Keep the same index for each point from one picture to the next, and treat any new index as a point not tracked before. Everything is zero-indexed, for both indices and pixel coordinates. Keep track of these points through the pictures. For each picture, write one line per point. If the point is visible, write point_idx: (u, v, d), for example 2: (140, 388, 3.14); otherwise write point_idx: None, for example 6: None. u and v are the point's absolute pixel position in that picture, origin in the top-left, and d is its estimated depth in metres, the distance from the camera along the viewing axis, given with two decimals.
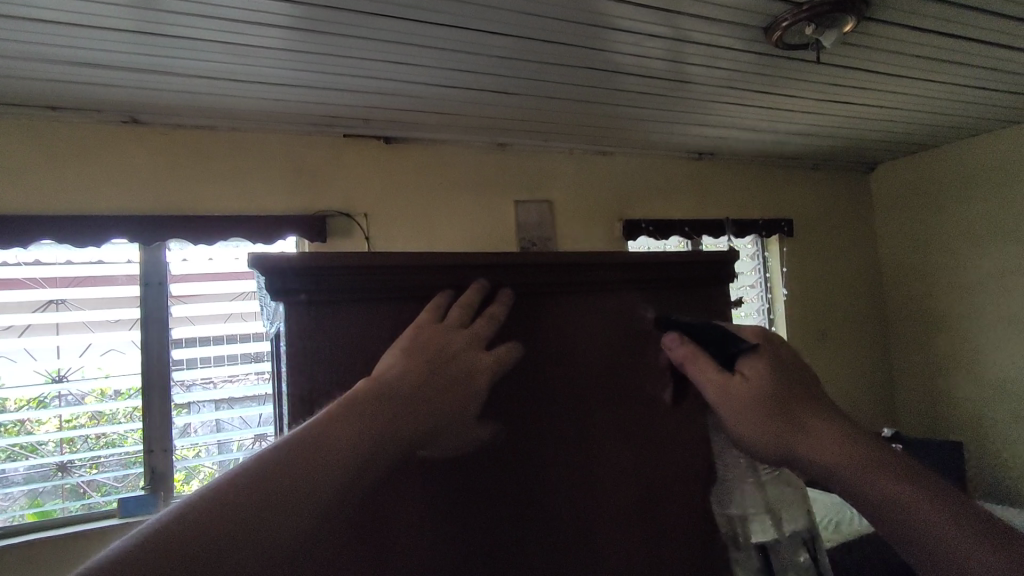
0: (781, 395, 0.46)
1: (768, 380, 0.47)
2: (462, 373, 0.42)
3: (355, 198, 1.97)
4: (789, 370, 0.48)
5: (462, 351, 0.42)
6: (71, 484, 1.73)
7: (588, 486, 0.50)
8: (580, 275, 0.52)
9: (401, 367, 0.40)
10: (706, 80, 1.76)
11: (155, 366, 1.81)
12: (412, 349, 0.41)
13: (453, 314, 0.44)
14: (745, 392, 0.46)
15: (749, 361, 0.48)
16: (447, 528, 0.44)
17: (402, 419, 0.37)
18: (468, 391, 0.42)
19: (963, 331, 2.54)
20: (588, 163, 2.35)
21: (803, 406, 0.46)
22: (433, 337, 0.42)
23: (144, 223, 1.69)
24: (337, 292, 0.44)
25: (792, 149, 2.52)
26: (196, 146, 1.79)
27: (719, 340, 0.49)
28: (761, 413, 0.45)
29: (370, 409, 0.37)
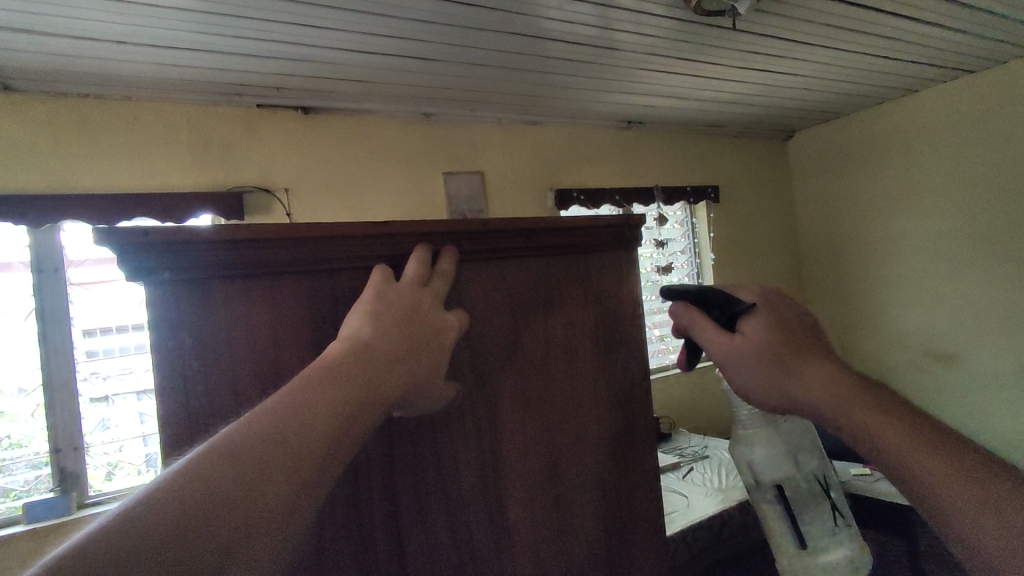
0: (779, 349, 0.51)
1: (765, 334, 0.52)
2: (434, 333, 0.40)
3: (273, 172, 1.86)
4: (786, 327, 0.53)
5: (429, 311, 0.41)
6: None
7: (550, 445, 0.50)
8: (524, 241, 0.49)
9: (372, 329, 0.38)
10: (631, 47, 1.77)
11: (57, 359, 1.65)
12: (379, 310, 0.39)
13: (409, 272, 0.42)
14: (747, 346, 0.51)
15: (747, 320, 0.53)
16: (414, 494, 0.43)
17: (383, 384, 0.36)
18: (438, 354, 0.41)
19: (872, 287, 2.77)
20: (520, 133, 2.34)
21: (802, 359, 0.51)
22: (401, 297, 0.40)
23: (31, 203, 1.53)
24: (238, 269, 0.38)
25: (714, 116, 2.60)
26: (87, 117, 1.62)
27: (720, 304, 0.54)
28: (755, 362, 0.51)
29: (352, 374, 0.35)
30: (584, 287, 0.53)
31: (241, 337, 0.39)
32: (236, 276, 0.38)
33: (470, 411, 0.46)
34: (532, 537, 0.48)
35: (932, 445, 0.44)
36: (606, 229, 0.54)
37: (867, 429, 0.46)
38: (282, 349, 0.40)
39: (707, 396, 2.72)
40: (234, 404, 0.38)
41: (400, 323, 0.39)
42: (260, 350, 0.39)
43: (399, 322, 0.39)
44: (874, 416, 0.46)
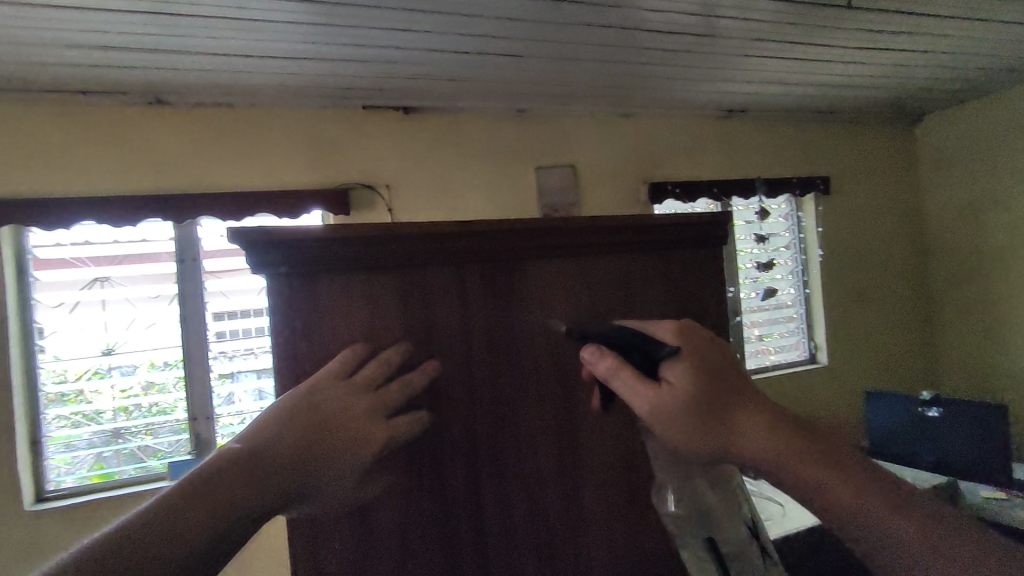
0: (711, 398, 0.46)
1: (693, 384, 0.46)
2: (347, 448, 0.41)
3: (377, 170, 1.99)
4: (712, 373, 0.47)
5: (354, 425, 0.41)
6: (128, 450, 1.82)
7: (624, 439, 0.51)
8: (601, 238, 0.50)
9: (275, 438, 0.40)
10: (733, 33, 1.69)
11: (194, 339, 1.88)
12: (296, 416, 0.40)
13: (366, 372, 0.43)
14: (676, 399, 0.45)
15: (671, 367, 0.46)
16: (486, 474, 0.47)
17: (266, 495, 0.39)
18: (348, 466, 0.41)
19: (1013, 288, 2.46)
20: (613, 125, 2.32)
21: (741, 411, 0.46)
22: (327, 402, 0.41)
23: (176, 202, 1.75)
24: (339, 264, 0.43)
25: (825, 102, 2.42)
26: (219, 124, 1.82)
27: (638, 346, 0.47)
28: (688, 419, 0.46)
29: (232, 482, 0.38)
30: (664, 286, 0.53)
31: (340, 324, 0.43)
32: (338, 270, 0.43)
33: (541, 402, 0.49)
34: (604, 532, 0.50)
35: (890, 511, 0.41)
36: (689, 226, 0.53)
37: (808, 483, 0.43)
38: (381, 337, 0.45)
39: (811, 401, 2.55)
40: None
41: (313, 443, 0.40)
42: (358, 337, 0.44)
43: (317, 435, 0.40)
44: (825, 476, 0.43)
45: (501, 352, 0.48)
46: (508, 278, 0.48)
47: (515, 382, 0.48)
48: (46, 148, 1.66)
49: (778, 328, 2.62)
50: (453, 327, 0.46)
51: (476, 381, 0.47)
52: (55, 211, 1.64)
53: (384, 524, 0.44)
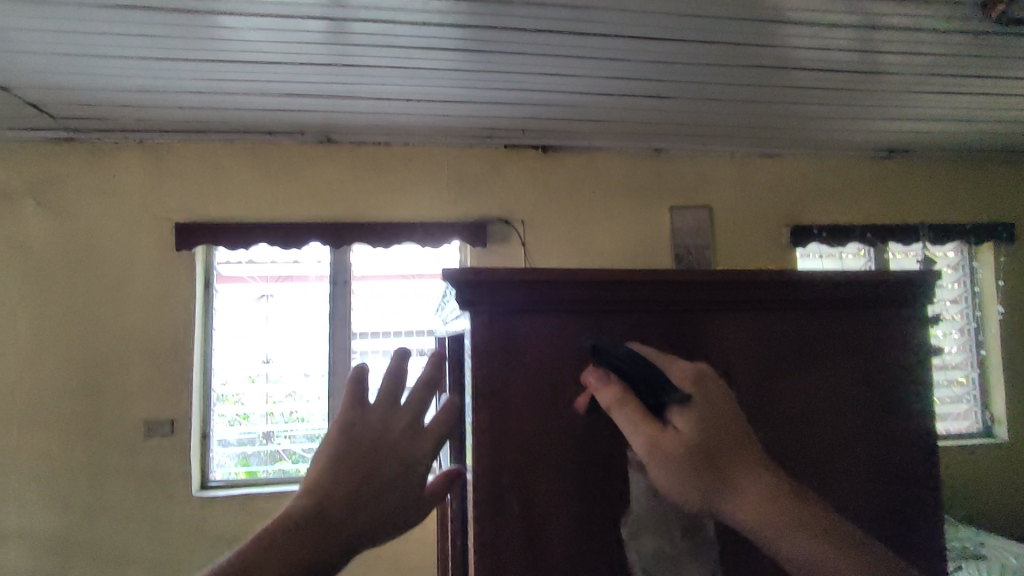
0: (713, 450, 0.40)
1: (701, 431, 0.41)
2: (397, 462, 0.47)
3: (513, 206, 2.06)
4: (718, 417, 0.41)
5: (397, 441, 0.48)
6: (271, 451, 2.01)
7: None
8: (787, 292, 0.48)
9: (331, 476, 0.45)
10: (900, 69, 1.57)
11: (339, 356, 2.02)
12: (343, 452, 0.47)
13: (380, 401, 0.50)
14: (672, 447, 0.40)
15: (679, 408, 0.41)
16: None
17: (348, 523, 0.44)
18: (403, 477, 0.47)
19: None
20: (754, 166, 2.22)
21: (737, 463, 0.41)
22: (363, 431, 0.48)
23: (335, 229, 1.93)
24: (534, 303, 0.44)
25: (1010, 140, 2.15)
26: (377, 161, 2.00)
27: (648, 381, 0.41)
28: (692, 470, 0.40)
29: (315, 522, 0.43)
30: (852, 347, 0.50)
31: (528, 361, 0.45)
32: (532, 309, 0.45)
33: None
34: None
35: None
36: (885, 284, 0.50)
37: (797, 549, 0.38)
38: (570, 383, 0.45)
39: (983, 482, 2.20)
40: (525, 430, 0.44)
41: (369, 459, 0.47)
42: (545, 376, 0.45)
43: (372, 455, 0.47)
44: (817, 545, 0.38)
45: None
46: (694, 331, 0.47)
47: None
48: (237, 180, 1.92)
49: (941, 393, 2.31)
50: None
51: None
52: (237, 234, 1.88)
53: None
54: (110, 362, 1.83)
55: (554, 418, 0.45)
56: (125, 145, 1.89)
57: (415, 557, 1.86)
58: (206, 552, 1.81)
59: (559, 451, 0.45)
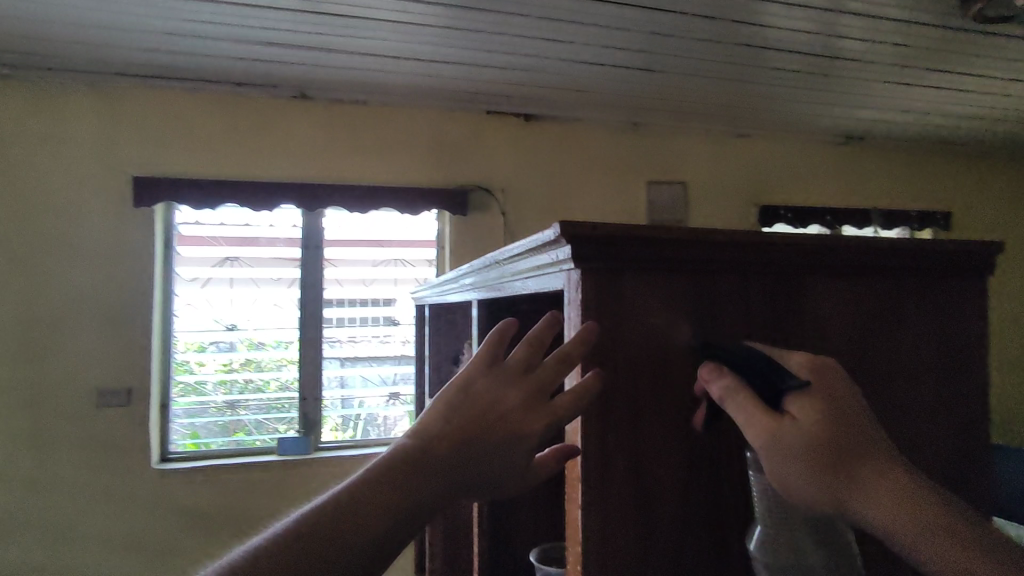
0: (843, 447, 0.36)
1: (827, 427, 0.37)
2: (505, 435, 0.39)
3: (493, 173, 2.03)
4: (846, 411, 0.37)
5: (512, 409, 0.40)
6: (223, 421, 1.91)
7: None
8: (871, 259, 0.49)
9: (438, 428, 0.39)
10: (872, 57, 1.64)
11: (311, 323, 1.97)
12: (454, 408, 0.40)
13: (517, 357, 0.42)
14: (793, 443, 0.36)
15: (797, 401, 0.38)
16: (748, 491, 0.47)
17: (440, 485, 0.38)
18: (509, 452, 0.39)
19: None
20: (727, 145, 2.28)
21: (873, 464, 0.36)
22: (482, 389, 0.41)
23: (308, 190, 1.84)
24: (641, 263, 0.43)
25: (957, 132, 2.30)
26: (354, 121, 1.90)
27: (763, 371, 0.38)
28: (819, 469, 0.36)
29: (408, 474, 0.37)
30: (929, 314, 0.52)
31: (633, 323, 0.44)
32: (639, 268, 0.44)
33: None
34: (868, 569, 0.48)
35: None
36: (970, 251, 0.51)
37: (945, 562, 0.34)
38: (674, 345, 0.45)
39: None
40: (630, 392, 0.44)
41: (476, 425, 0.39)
42: (648, 337, 0.44)
43: (484, 420, 0.39)
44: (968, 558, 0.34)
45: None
46: (787, 294, 0.48)
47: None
48: (200, 133, 1.79)
49: None
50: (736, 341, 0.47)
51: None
52: (201, 192, 1.76)
53: (668, 537, 0.44)
54: (57, 324, 1.68)
55: (658, 378, 0.45)
56: (72, 88, 1.71)
57: None
58: (170, 524, 1.73)
59: (663, 413, 0.45)
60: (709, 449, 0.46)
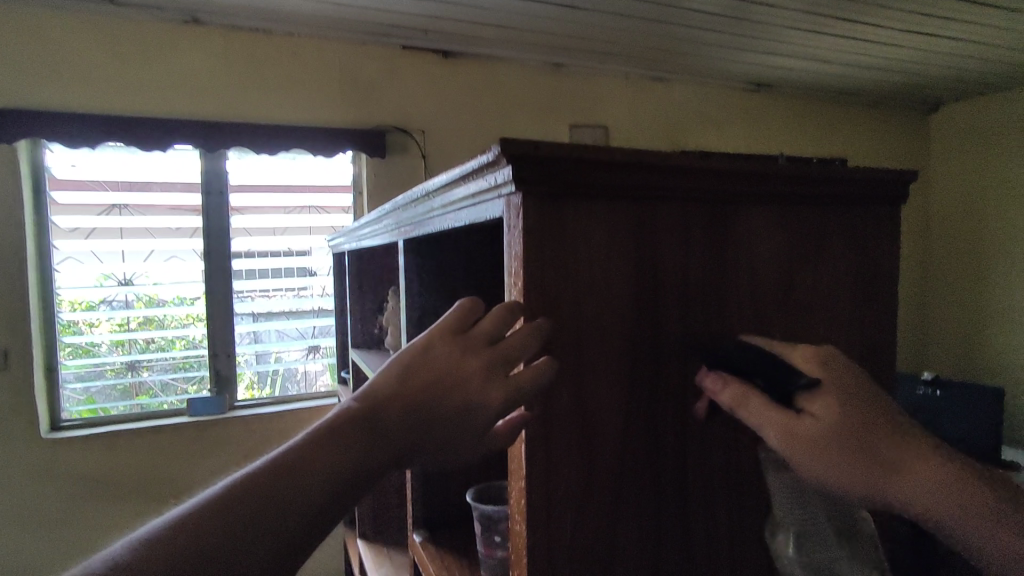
0: (860, 431, 0.41)
1: (844, 416, 0.41)
2: (458, 406, 0.36)
3: (412, 113, 1.92)
4: (858, 399, 0.41)
5: (469, 376, 0.37)
6: (123, 384, 1.76)
7: None
8: (801, 186, 0.50)
9: (391, 391, 0.37)
10: (786, 3, 1.67)
11: (218, 276, 1.82)
12: (411, 372, 0.37)
13: (485, 325, 0.39)
14: (815, 436, 0.41)
15: (811, 397, 0.42)
16: (684, 416, 0.48)
17: (385, 449, 0.36)
18: (464, 422, 0.37)
19: (1003, 281, 2.56)
20: (646, 90, 2.29)
21: (887, 440, 0.41)
22: (442, 354, 0.38)
23: (206, 129, 1.66)
24: (584, 188, 0.41)
25: (853, 82, 2.44)
26: (255, 51, 1.73)
27: (770, 375, 0.43)
28: (843, 454, 0.41)
29: (355, 436, 0.35)
30: (851, 242, 0.54)
31: (575, 252, 0.42)
32: (581, 195, 0.42)
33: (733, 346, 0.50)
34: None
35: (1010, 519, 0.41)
36: (890, 180, 0.53)
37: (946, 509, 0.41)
38: (617, 276, 0.44)
39: None
40: (573, 324, 0.43)
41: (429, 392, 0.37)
42: (591, 267, 0.43)
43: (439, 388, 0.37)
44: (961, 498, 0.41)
45: (712, 299, 0.48)
46: (723, 223, 0.48)
47: (723, 332, 0.49)
48: (71, 60, 1.55)
49: None
50: (676, 272, 0.46)
51: (691, 327, 0.48)
52: (77, 129, 1.54)
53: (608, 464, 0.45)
54: None
55: (601, 310, 0.44)
56: None
57: None
58: (69, 494, 1.60)
59: (606, 345, 0.44)
60: (648, 378, 0.46)
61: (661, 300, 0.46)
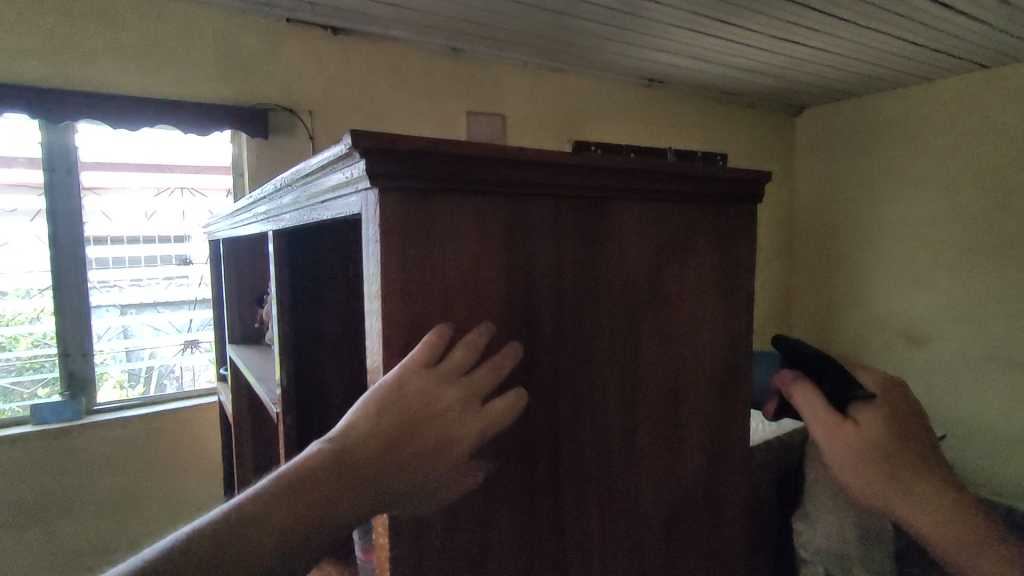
0: (889, 452, 0.46)
1: (882, 429, 0.47)
2: (440, 441, 0.35)
3: (299, 91, 1.80)
4: (903, 424, 0.48)
5: (446, 410, 0.35)
6: None
7: (668, 376, 0.55)
8: (666, 182, 0.51)
9: (365, 427, 0.34)
10: (671, 3, 1.74)
11: (68, 265, 1.61)
12: (386, 406, 0.34)
13: (456, 358, 0.38)
14: (860, 436, 0.47)
15: (862, 408, 0.48)
16: (558, 414, 0.48)
17: (365, 494, 0.32)
18: (443, 459, 0.35)
19: (853, 268, 2.87)
20: (543, 79, 2.31)
21: (912, 469, 0.46)
22: (416, 389, 0.35)
23: (49, 97, 1.46)
24: (446, 183, 0.39)
25: (733, 83, 2.60)
26: (110, 13, 1.53)
27: (835, 380, 0.50)
28: (874, 463, 0.46)
29: (327, 478, 0.32)
30: (714, 238, 0.56)
31: (438, 249, 0.40)
32: (443, 189, 0.39)
33: (605, 340, 0.50)
34: (649, 466, 0.54)
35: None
36: (750, 181, 0.56)
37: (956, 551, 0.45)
38: (487, 275, 0.43)
39: None
40: (439, 325, 0.41)
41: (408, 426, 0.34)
42: (457, 263, 0.41)
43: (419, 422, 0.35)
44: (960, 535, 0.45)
45: (586, 297, 0.49)
46: (594, 219, 0.48)
47: (596, 330, 0.50)
48: None
49: None
50: (549, 272, 0.46)
51: (564, 325, 0.48)
52: None
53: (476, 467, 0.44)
54: None
55: (471, 311, 0.42)
56: None
57: (194, 485, 1.71)
58: None
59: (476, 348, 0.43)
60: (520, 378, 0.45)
61: (534, 299, 0.45)
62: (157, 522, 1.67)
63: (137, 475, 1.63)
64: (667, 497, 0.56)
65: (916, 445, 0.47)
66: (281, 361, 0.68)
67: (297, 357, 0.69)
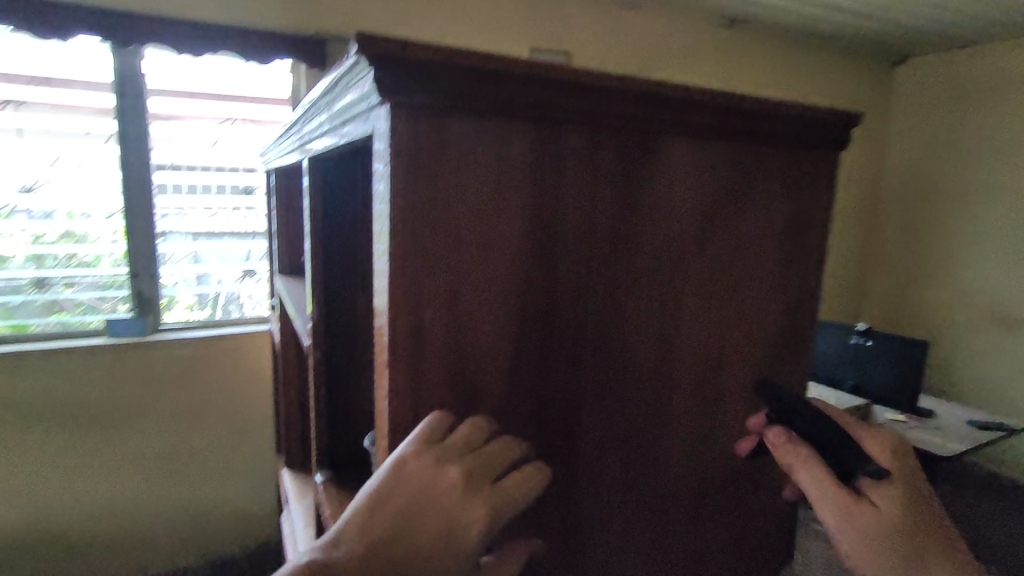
0: (911, 535, 0.42)
1: (902, 514, 0.42)
2: (439, 532, 0.34)
3: (359, 22, 1.75)
4: (917, 505, 0.43)
5: (443, 498, 0.34)
6: (48, 301, 1.65)
7: (712, 335, 0.50)
8: (732, 117, 0.44)
9: (366, 520, 0.35)
10: None
11: (137, 189, 1.67)
12: (386, 494, 0.35)
13: (458, 435, 0.36)
14: (873, 524, 0.42)
15: (874, 485, 0.43)
16: (581, 366, 0.44)
17: None
18: (444, 548, 0.33)
19: (943, 240, 2.62)
20: (615, 15, 2.15)
21: (931, 552, 0.42)
22: (412, 475, 0.35)
23: (119, 20, 1.47)
24: (469, 99, 0.34)
25: (828, 25, 2.35)
26: None
27: (837, 449, 0.43)
28: (891, 551, 0.42)
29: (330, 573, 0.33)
30: (783, 188, 0.49)
31: (459, 174, 0.36)
32: (467, 107, 0.35)
33: (641, 290, 0.46)
34: (678, 434, 0.50)
35: None
36: (830, 121, 0.48)
37: None
38: (511, 211, 0.38)
39: None
40: (456, 259, 0.37)
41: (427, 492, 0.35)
42: (478, 193, 0.37)
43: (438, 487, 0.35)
44: None
45: (621, 244, 0.44)
46: (642, 154, 0.42)
47: (630, 282, 0.45)
48: None
49: None
50: (584, 210, 0.41)
51: (594, 274, 0.43)
52: None
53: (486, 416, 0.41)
54: None
55: (489, 250, 0.38)
56: None
57: (248, 406, 1.80)
58: None
59: (492, 291, 0.39)
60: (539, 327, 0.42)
61: (562, 242, 0.41)
62: (215, 437, 1.78)
63: (198, 392, 1.73)
64: (695, 467, 0.52)
65: (935, 524, 0.43)
66: (312, 292, 0.67)
67: (327, 290, 0.68)
